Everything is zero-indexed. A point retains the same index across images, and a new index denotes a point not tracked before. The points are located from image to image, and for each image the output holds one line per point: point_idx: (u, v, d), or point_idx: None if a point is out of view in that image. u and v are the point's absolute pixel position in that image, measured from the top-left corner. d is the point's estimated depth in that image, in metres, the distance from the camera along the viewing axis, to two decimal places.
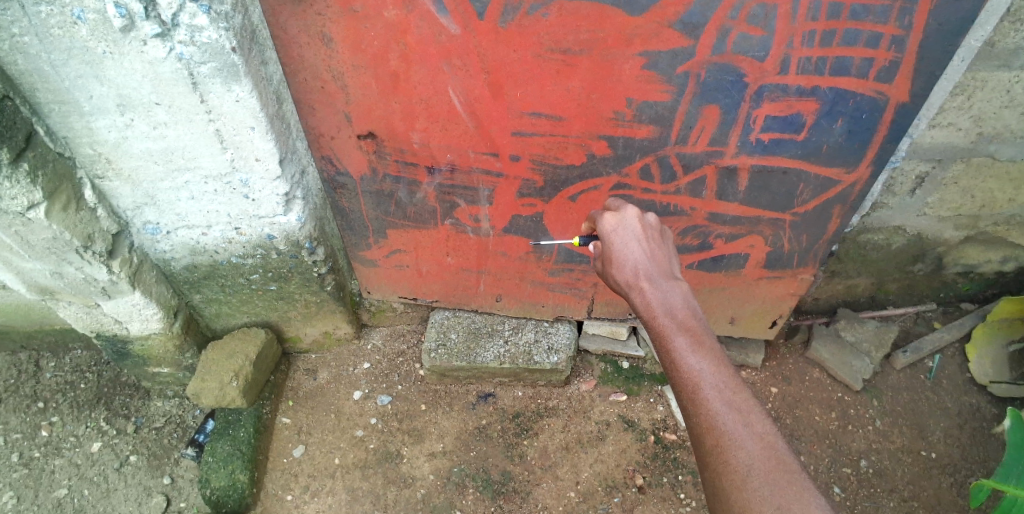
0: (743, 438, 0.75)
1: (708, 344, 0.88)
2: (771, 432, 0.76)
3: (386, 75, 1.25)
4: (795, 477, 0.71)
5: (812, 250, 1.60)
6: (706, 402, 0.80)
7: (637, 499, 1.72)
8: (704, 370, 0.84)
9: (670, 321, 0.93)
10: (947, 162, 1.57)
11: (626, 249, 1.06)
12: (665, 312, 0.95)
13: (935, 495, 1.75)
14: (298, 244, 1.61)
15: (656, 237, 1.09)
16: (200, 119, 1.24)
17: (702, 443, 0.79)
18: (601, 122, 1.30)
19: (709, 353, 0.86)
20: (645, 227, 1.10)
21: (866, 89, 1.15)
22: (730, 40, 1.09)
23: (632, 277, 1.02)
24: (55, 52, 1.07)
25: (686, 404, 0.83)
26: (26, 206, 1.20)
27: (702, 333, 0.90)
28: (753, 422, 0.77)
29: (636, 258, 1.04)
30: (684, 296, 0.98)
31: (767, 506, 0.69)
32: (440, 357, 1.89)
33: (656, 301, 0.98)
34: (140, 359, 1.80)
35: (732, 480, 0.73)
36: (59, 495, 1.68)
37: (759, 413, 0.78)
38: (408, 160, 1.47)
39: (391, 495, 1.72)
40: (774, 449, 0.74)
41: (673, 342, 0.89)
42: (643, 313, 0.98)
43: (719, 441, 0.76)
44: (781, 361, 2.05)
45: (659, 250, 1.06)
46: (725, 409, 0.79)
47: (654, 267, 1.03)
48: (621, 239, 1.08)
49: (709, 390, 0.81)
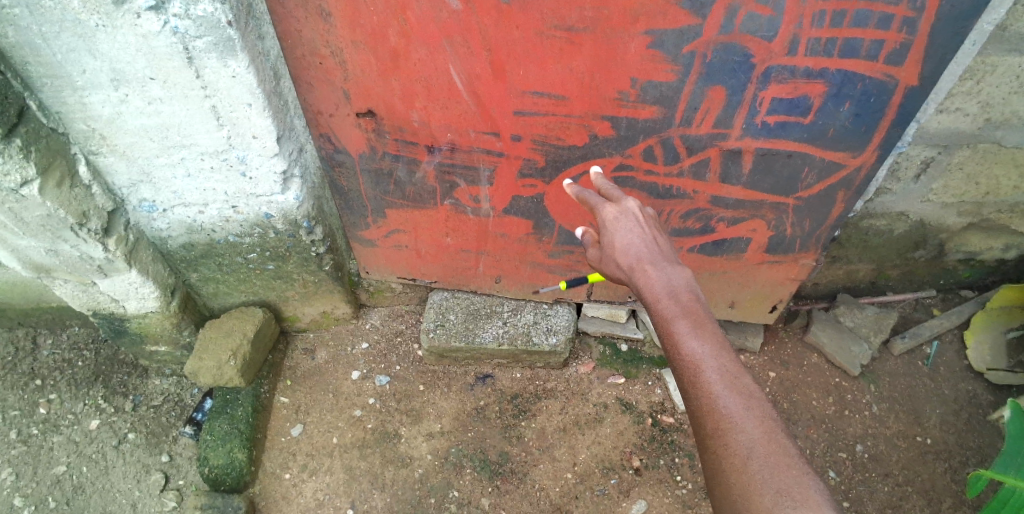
0: (743, 422, 0.75)
1: (711, 328, 0.87)
2: (771, 416, 0.76)
3: (386, 52, 1.23)
4: (794, 461, 0.71)
5: (814, 234, 1.58)
6: (708, 386, 0.80)
7: (634, 481, 1.73)
8: (706, 353, 0.83)
9: (673, 306, 0.92)
10: (953, 148, 1.55)
11: (628, 234, 1.04)
12: (668, 296, 0.94)
13: (929, 480, 1.76)
14: (296, 223, 1.59)
15: (657, 224, 1.07)
16: (195, 95, 1.21)
17: (701, 426, 0.78)
18: (605, 102, 1.27)
19: (711, 337, 0.85)
20: (647, 212, 1.09)
21: (875, 71, 1.13)
22: (737, 19, 1.06)
23: (633, 261, 1.01)
24: (47, 25, 1.05)
25: (687, 387, 0.82)
26: (20, 183, 1.19)
27: (705, 317, 0.89)
28: (753, 406, 0.77)
29: (638, 244, 1.02)
30: (686, 280, 0.97)
31: (765, 489, 0.69)
32: (439, 337, 1.89)
33: (659, 284, 0.96)
34: (138, 337, 1.79)
35: (732, 463, 0.73)
36: (58, 472, 1.69)
37: (760, 398, 0.78)
38: (407, 139, 1.45)
39: (389, 475, 1.73)
40: (774, 433, 0.74)
41: (675, 326, 0.88)
42: (644, 297, 0.97)
43: (719, 425, 0.76)
44: (780, 345, 2.06)
45: (660, 236, 1.05)
46: (726, 393, 0.78)
47: (656, 252, 1.01)
48: (623, 223, 1.07)
49: (710, 374, 0.81)
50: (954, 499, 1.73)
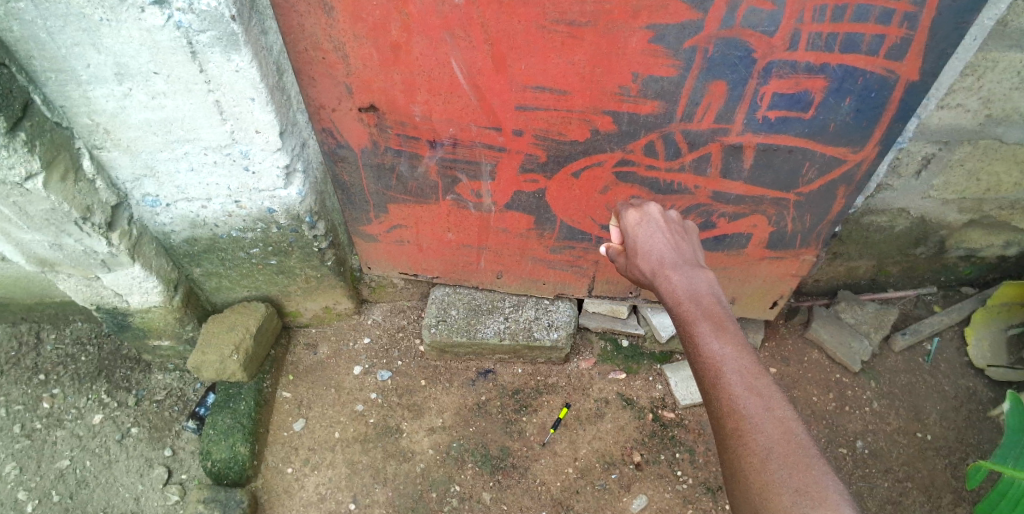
0: (762, 422, 0.74)
1: (732, 330, 0.87)
2: (791, 417, 0.75)
3: (388, 46, 1.23)
4: (812, 461, 0.70)
5: (815, 230, 1.58)
6: (727, 386, 0.79)
7: (635, 476, 1.74)
8: (726, 354, 0.83)
9: (695, 308, 0.92)
10: (954, 143, 1.55)
11: (650, 241, 1.08)
12: (690, 299, 0.94)
13: (929, 476, 1.77)
14: (299, 218, 1.60)
15: (680, 232, 1.10)
16: (198, 89, 1.22)
17: (721, 427, 0.78)
18: (606, 97, 1.28)
19: (732, 339, 0.85)
20: (668, 222, 1.12)
21: (876, 66, 1.13)
22: (739, 13, 1.06)
23: (657, 267, 1.03)
24: (51, 19, 1.05)
25: (708, 388, 0.82)
26: (24, 177, 1.19)
27: (726, 319, 0.89)
28: (773, 406, 0.76)
29: (661, 252, 1.05)
30: (709, 282, 0.97)
31: (783, 489, 0.68)
32: (440, 332, 1.90)
33: (681, 287, 0.97)
34: (141, 331, 1.79)
35: (750, 462, 0.72)
36: (62, 466, 1.70)
37: (780, 398, 0.77)
38: (409, 134, 1.46)
39: (391, 469, 1.74)
40: (792, 433, 0.73)
41: (697, 328, 0.88)
42: (668, 300, 0.98)
43: (739, 425, 0.76)
44: (780, 341, 2.06)
45: (683, 243, 1.07)
46: (746, 393, 0.78)
47: (679, 258, 1.03)
48: (645, 233, 1.10)
49: (731, 375, 0.80)
50: (955, 495, 1.73)
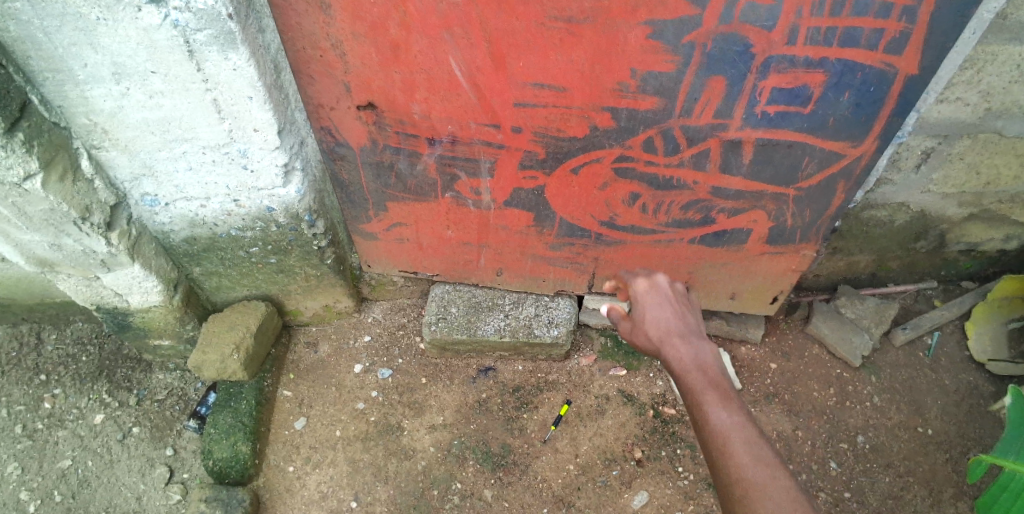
0: (769, 489, 0.80)
1: (738, 402, 0.93)
2: (795, 484, 0.81)
3: (386, 44, 1.23)
4: None
5: (815, 225, 1.58)
6: (735, 456, 0.85)
7: (636, 472, 1.74)
8: (733, 423, 0.88)
9: (702, 378, 0.98)
10: (953, 137, 1.54)
11: (658, 310, 1.14)
12: (697, 369, 1.00)
13: (930, 470, 1.77)
14: (298, 216, 1.60)
15: (685, 304, 1.17)
16: (196, 88, 1.22)
17: (728, 495, 0.83)
18: (605, 94, 1.28)
19: (738, 409, 0.91)
20: (674, 292, 1.19)
21: (875, 61, 1.13)
22: (737, 9, 1.06)
23: (664, 334, 1.08)
24: (48, 18, 1.05)
25: (715, 457, 0.87)
26: (22, 177, 1.19)
27: (731, 392, 0.95)
28: (778, 475, 0.82)
29: (668, 321, 1.11)
30: (714, 354, 1.03)
31: None
32: (440, 330, 1.89)
33: (688, 357, 1.02)
34: (141, 331, 1.79)
35: None
36: (64, 466, 1.70)
37: (783, 468, 0.83)
38: (408, 132, 1.46)
39: (392, 467, 1.74)
40: (797, 499, 0.79)
41: (704, 398, 0.94)
42: (675, 367, 1.03)
43: (747, 493, 0.81)
44: (781, 337, 2.06)
45: (688, 314, 1.13)
46: (753, 463, 0.83)
47: (685, 329, 1.09)
48: (652, 303, 1.16)
49: (739, 445, 0.85)
50: (956, 489, 1.73)
